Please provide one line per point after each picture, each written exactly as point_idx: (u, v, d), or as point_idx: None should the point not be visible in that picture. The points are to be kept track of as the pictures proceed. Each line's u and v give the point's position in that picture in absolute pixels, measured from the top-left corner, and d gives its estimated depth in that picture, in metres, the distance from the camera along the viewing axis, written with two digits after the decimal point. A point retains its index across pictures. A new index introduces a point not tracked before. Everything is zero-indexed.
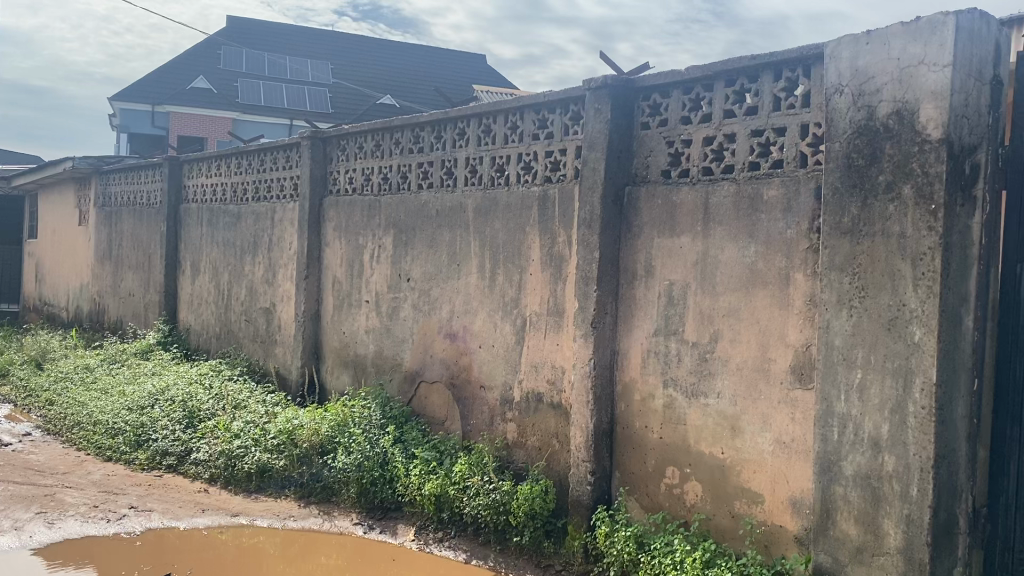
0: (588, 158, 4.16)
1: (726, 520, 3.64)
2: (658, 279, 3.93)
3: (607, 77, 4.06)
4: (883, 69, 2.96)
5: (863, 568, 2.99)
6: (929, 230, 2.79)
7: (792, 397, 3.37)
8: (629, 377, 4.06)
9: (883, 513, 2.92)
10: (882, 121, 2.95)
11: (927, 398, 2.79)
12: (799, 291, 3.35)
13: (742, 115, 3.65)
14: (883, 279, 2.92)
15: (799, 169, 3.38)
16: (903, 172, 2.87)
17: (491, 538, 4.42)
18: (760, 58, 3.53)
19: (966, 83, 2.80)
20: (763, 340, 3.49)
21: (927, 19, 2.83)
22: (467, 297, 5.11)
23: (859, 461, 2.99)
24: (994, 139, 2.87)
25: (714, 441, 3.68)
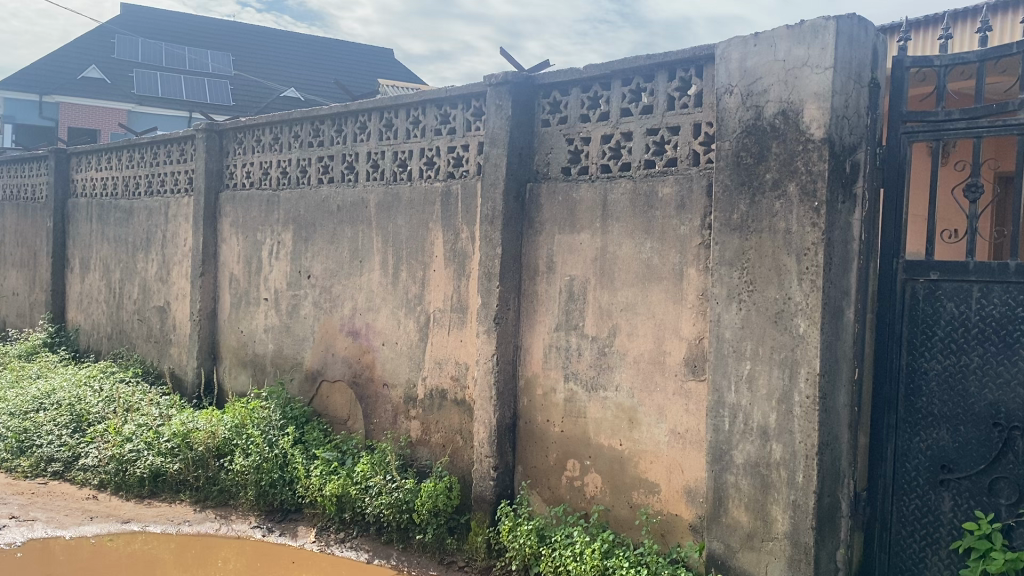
0: (489, 155, 4.15)
1: (625, 510, 3.71)
2: (559, 275, 3.97)
3: (507, 73, 4.07)
4: (770, 70, 3.06)
5: (754, 553, 3.09)
6: (812, 226, 2.90)
7: (686, 388, 3.46)
8: (531, 373, 4.09)
9: (771, 499, 3.03)
10: (769, 121, 3.05)
11: (811, 387, 2.90)
12: (692, 286, 3.44)
13: (638, 114, 3.72)
14: (770, 274, 3.03)
15: (692, 168, 3.47)
16: (788, 170, 2.98)
17: (394, 537, 4.38)
18: (655, 58, 3.59)
19: (847, 85, 2.92)
20: (659, 334, 3.56)
21: (810, 24, 2.94)
22: (369, 294, 5.05)
23: (749, 449, 3.10)
24: (873, 138, 3.00)
25: (613, 433, 3.75)
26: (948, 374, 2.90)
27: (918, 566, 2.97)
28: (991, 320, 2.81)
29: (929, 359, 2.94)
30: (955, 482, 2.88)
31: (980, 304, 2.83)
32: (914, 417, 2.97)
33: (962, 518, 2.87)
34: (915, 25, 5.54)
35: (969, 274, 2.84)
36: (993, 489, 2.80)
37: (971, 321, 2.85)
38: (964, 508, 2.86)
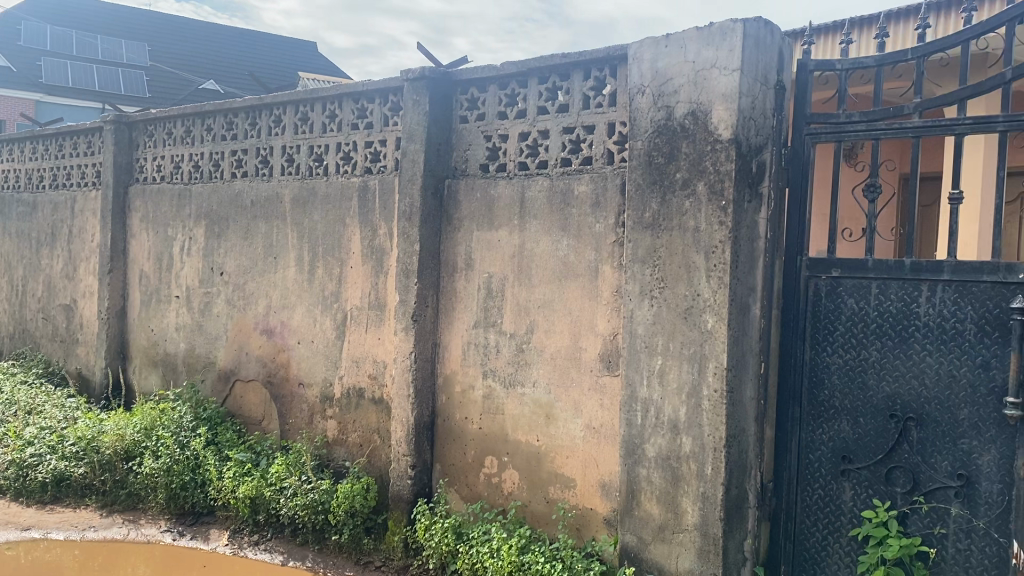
0: (406, 150, 4.10)
1: (541, 505, 3.73)
2: (477, 272, 3.96)
3: (424, 68, 4.02)
4: (680, 71, 3.12)
5: (665, 545, 3.15)
6: (720, 225, 2.97)
7: (601, 384, 3.50)
8: (449, 370, 4.07)
9: (682, 491, 3.09)
10: (680, 121, 3.10)
11: (719, 381, 2.97)
12: (606, 283, 3.48)
13: (554, 112, 3.73)
14: (680, 271, 3.08)
15: (606, 166, 3.51)
16: (697, 170, 3.04)
17: (309, 538, 4.31)
18: (571, 57, 3.61)
19: (753, 87, 2.99)
20: (575, 330, 3.59)
21: (718, 26, 3.01)
22: (285, 292, 4.95)
23: (660, 443, 3.15)
24: (779, 138, 3.09)
25: (530, 429, 3.76)
26: (848, 367, 3.00)
27: (821, 554, 3.06)
28: (888, 316, 2.91)
29: (831, 354, 3.04)
30: (855, 471, 2.98)
31: (878, 300, 2.93)
32: (817, 410, 3.06)
33: (861, 506, 2.97)
34: (818, 30, 5.71)
35: (868, 270, 2.95)
36: (890, 478, 2.90)
37: (869, 317, 2.95)
38: (863, 497, 2.96)
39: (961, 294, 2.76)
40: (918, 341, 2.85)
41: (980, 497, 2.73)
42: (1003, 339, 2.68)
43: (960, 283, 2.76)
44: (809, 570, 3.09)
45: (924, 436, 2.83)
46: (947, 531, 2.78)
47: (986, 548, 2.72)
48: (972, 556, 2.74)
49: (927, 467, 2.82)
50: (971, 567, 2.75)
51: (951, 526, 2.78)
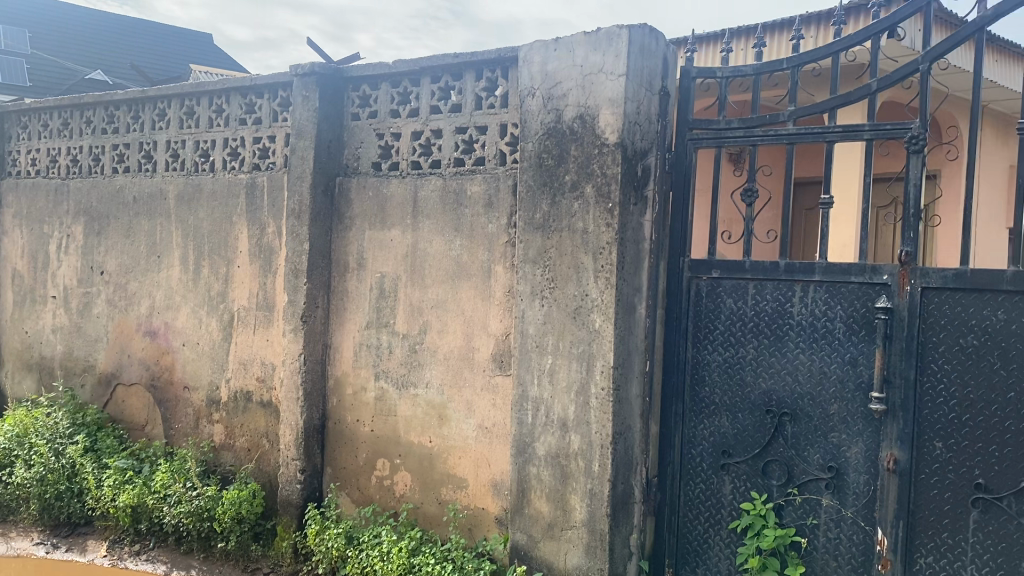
0: (295, 147, 4.01)
1: (433, 507, 3.72)
2: (369, 271, 3.90)
3: (314, 64, 3.94)
4: (569, 74, 3.16)
5: (554, 542, 3.18)
6: (607, 226, 3.03)
7: (494, 383, 3.51)
8: (340, 372, 4.00)
9: (570, 488, 3.13)
10: (568, 124, 3.15)
11: (606, 379, 3.03)
12: (499, 283, 3.49)
13: (446, 112, 3.70)
14: (569, 271, 3.13)
15: (499, 167, 3.50)
16: (585, 172, 3.09)
17: (194, 546, 4.17)
18: (462, 57, 3.60)
19: (639, 92, 3.06)
20: (468, 330, 3.58)
21: (605, 32, 3.06)
22: (169, 292, 4.77)
23: (550, 441, 3.19)
24: (663, 143, 3.18)
25: (422, 431, 3.74)
26: (728, 365, 3.10)
27: (703, 546, 3.16)
28: (764, 315, 3.03)
29: (712, 352, 3.14)
30: (734, 465, 3.08)
31: (756, 300, 3.05)
32: (698, 406, 3.16)
33: (740, 499, 3.07)
34: (700, 39, 5.90)
35: (745, 271, 3.05)
36: (767, 471, 3.01)
37: (747, 316, 3.06)
38: (742, 490, 3.07)
39: (831, 295, 2.89)
40: (792, 340, 2.97)
41: (848, 487, 2.85)
42: (868, 337, 2.81)
43: (830, 283, 2.89)
44: (691, 562, 3.18)
45: (798, 430, 2.95)
46: (818, 521, 2.91)
47: (853, 536, 2.85)
48: (841, 544, 2.87)
49: (801, 460, 2.94)
50: (840, 555, 2.88)
51: (822, 516, 2.90)
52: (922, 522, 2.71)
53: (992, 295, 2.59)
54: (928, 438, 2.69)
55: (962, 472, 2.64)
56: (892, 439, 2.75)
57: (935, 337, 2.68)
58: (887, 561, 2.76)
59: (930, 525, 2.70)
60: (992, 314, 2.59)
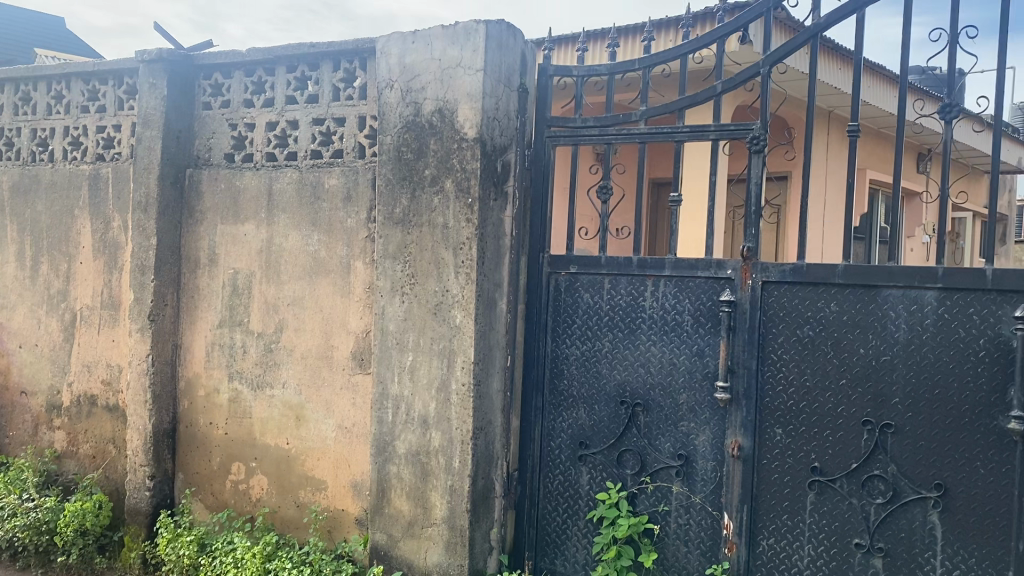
0: (141, 136, 3.80)
1: (292, 510, 3.61)
2: (222, 268, 3.75)
3: (162, 50, 3.74)
4: (427, 68, 3.12)
5: (414, 541, 3.15)
6: (467, 222, 3.01)
7: (353, 382, 3.44)
8: (192, 373, 3.83)
9: (430, 486, 3.11)
10: (427, 118, 3.10)
11: (466, 375, 3.02)
12: (358, 279, 3.41)
13: (303, 103, 3.60)
14: (429, 267, 3.09)
15: (357, 160, 3.43)
16: (444, 167, 3.06)
17: (31, 562, 3.90)
18: (318, 47, 3.51)
19: (496, 88, 3.06)
20: (326, 328, 3.49)
21: (462, 26, 3.05)
22: (2, 290, 4.44)
23: (410, 439, 3.15)
24: (522, 139, 3.19)
25: (279, 432, 3.63)
26: (585, 358, 3.16)
27: (561, 538, 3.19)
28: (618, 309, 3.10)
29: (569, 345, 3.19)
30: (591, 456, 3.14)
31: (611, 294, 3.11)
32: (557, 399, 3.21)
33: (596, 489, 3.13)
34: (558, 41, 6.01)
35: (601, 266, 3.11)
36: (621, 461, 3.09)
37: (603, 310, 3.13)
38: (598, 480, 3.13)
39: (680, 289, 2.98)
40: (644, 333, 3.05)
41: (697, 474, 2.95)
42: (714, 329, 2.91)
43: (679, 278, 2.98)
44: (550, 554, 3.21)
45: (650, 420, 3.04)
46: (669, 508, 3.00)
47: (702, 521, 2.94)
48: (690, 529, 2.96)
49: (653, 449, 3.03)
50: (689, 540, 2.97)
51: (673, 503, 2.99)
52: (764, 506, 2.83)
53: (825, 288, 2.73)
54: (769, 424, 2.82)
55: (800, 455, 2.77)
56: (737, 426, 2.87)
57: (776, 328, 2.81)
58: (732, 544, 2.87)
59: (772, 507, 2.82)
60: (826, 306, 2.73)
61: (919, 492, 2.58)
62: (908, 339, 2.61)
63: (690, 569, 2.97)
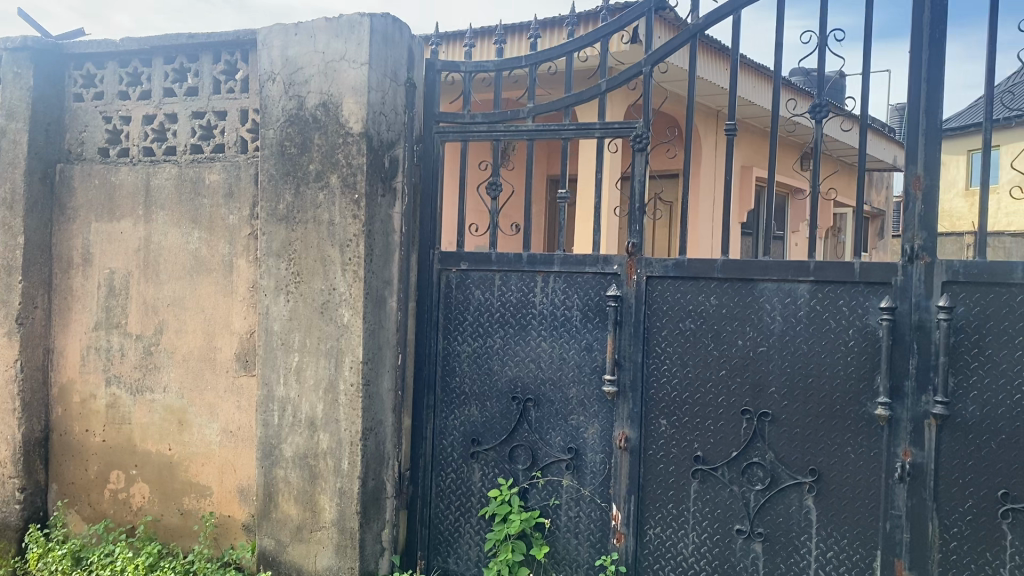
0: (5, 129, 3.57)
1: (175, 518, 3.47)
2: (97, 267, 3.57)
3: (27, 37, 3.53)
4: (310, 61, 3.05)
5: (303, 545, 3.07)
6: (353, 218, 2.95)
7: (238, 384, 3.33)
8: (65, 378, 3.64)
9: (319, 489, 3.04)
10: (311, 111, 3.03)
11: (355, 375, 2.97)
12: (241, 278, 3.31)
13: (181, 95, 3.46)
14: (315, 265, 3.02)
15: (240, 154, 3.32)
16: (329, 162, 2.99)
17: None
18: (197, 38, 3.38)
19: (383, 82, 3.01)
20: (209, 329, 3.38)
21: (346, 19, 2.99)
22: None
23: (297, 441, 3.07)
24: (410, 135, 3.15)
25: (160, 438, 3.48)
26: (476, 355, 3.15)
27: (454, 536, 3.18)
28: (509, 305, 3.10)
29: (461, 343, 3.18)
30: (483, 453, 3.14)
31: (501, 291, 3.11)
32: (449, 397, 3.19)
33: (488, 485, 3.13)
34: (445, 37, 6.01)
35: (491, 263, 3.11)
36: (513, 456, 3.09)
37: (493, 306, 3.13)
38: (490, 477, 3.13)
39: (569, 285, 3.01)
40: (534, 329, 3.07)
41: (586, 467, 2.98)
42: (602, 323, 2.95)
43: (568, 273, 3.01)
44: (442, 552, 3.19)
45: (540, 415, 3.06)
46: (560, 501, 3.02)
47: (591, 513, 2.98)
48: (580, 521, 3.00)
49: (543, 444, 3.05)
50: (579, 532, 3.00)
51: (563, 497, 3.02)
52: (651, 496, 2.89)
53: (706, 282, 2.81)
54: (654, 416, 2.88)
55: (685, 445, 2.84)
56: (624, 418, 2.91)
57: (661, 322, 2.87)
58: (621, 534, 2.92)
59: (658, 497, 2.88)
60: (707, 300, 2.81)
61: (795, 477, 2.68)
62: (783, 330, 2.71)
63: (580, 561, 3.00)
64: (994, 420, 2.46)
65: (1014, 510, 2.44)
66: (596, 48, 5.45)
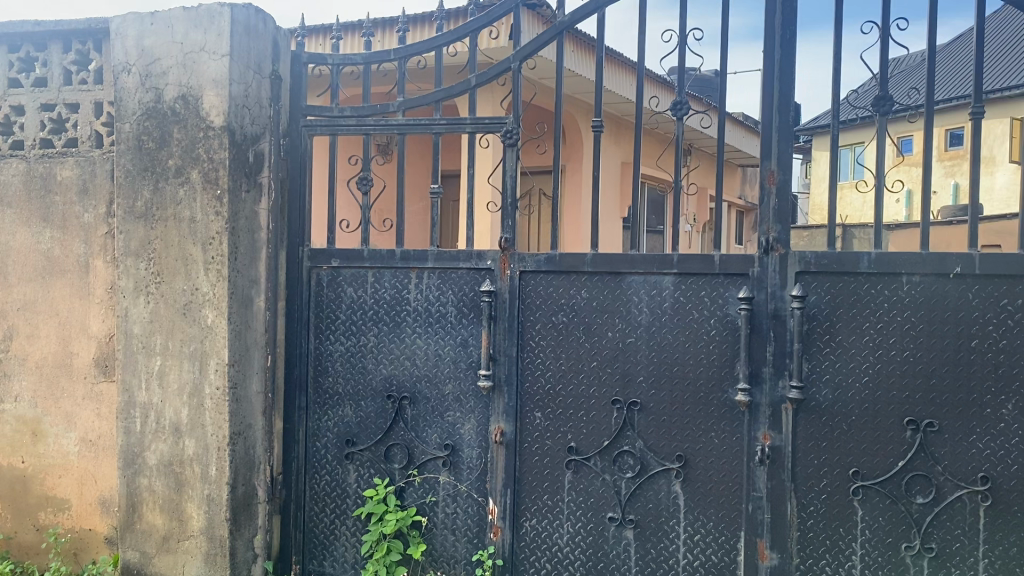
0: None
1: (30, 535, 3.28)
2: None
3: None
4: (167, 51, 2.92)
5: (169, 556, 2.95)
6: (216, 215, 2.85)
7: (96, 391, 3.16)
8: None
9: (185, 497, 2.92)
10: (169, 104, 2.91)
11: (221, 378, 2.87)
12: (98, 279, 3.14)
13: (29, 86, 3.26)
14: (176, 264, 2.90)
15: (94, 149, 3.14)
16: (189, 157, 2.88)
17: None
18: (45, 25, 3.19)
19: (245, 74, 2.92)
20: (63, 333, 3.19)
21: (205, 8, 2.88)
22: None
23: (161, 449, 2.94)
24: (276, 128, 3.07)
25: (12, 451, 3.28)
26: (349, 354, 3.10)
27: (330, 539, 3.12)
28: (382, 303, 3.07)
29: (333, 342, 3.12)
30: (358, 454, 3.09)
31: (374, 288, 3.07)
32: (322, 398, 3.13)
33: (364, 486, 3.09)
34: (310, 31, 5.95)
35: (363, 259, 3.06)
36: (388, 456, 3.06)
37: (366, 304, 3.08)
38: (366, 477, 3.09)
39: (443, 281, 2.99)
40: (409, 325, 3.04)
41: (462, 463, 2.98)
42: (476, 319, 2.95)
43: (442, 269, 2.99)
44: (318, 556, 3.13)
45: (416, 413, 3.03)
46: (436, 499, 3.00)
47: (468, 509, 2.98)
48: (458, 518, 2.99)
49: (419, 441, 3.02)
50: (457, 528, 2.99)
51: (440, 493, 3.00)
52: (527, 488, 2.91)
53: (577, 276, 2.85)
54: (530, 409, 2.90)
55: (559, 437, 2.88)
56: (500, 412, 2.92)
57: (534, 316, 2.90)
58: (497, 528, 2.93)
59: (534, 489, 2.91)
60: (579, 293, 2.85)
61: (663, 464, 2.76)
62: (650, 321, 2.78)
63: (457, 557, 2.99)
64: (845, 402, 2.60)
65: (864, 487, 2.58)
66: (465, 43, 5.48)
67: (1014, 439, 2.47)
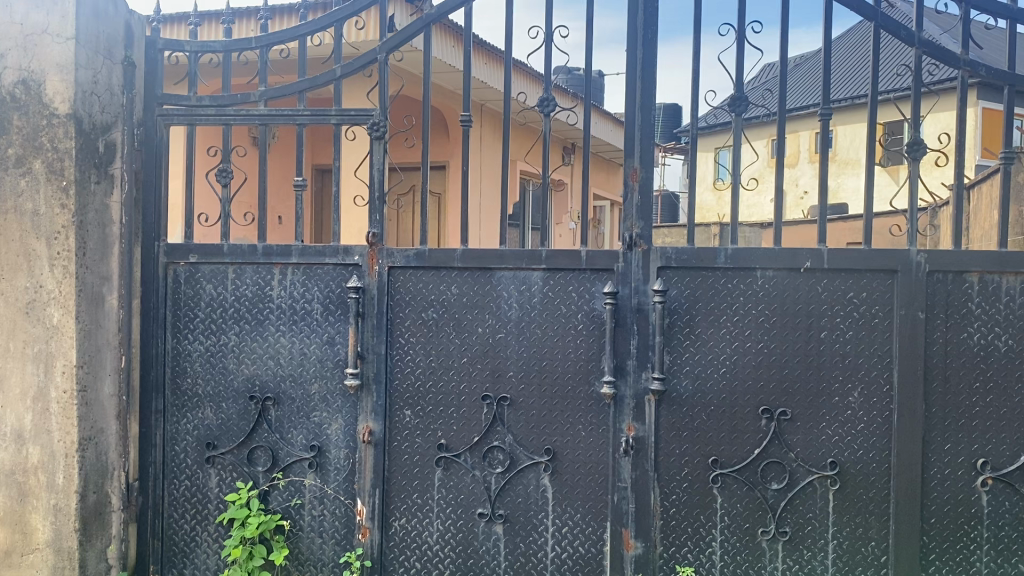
0: None
1: None
2: None
3: None
4: (6, 32, 2.71)
5: (12, 572, 2.75)
6: (62, 208, 2.69)
7: None
8: None
9: (29, 508, 2.73)
10: (8, 89, 2.71)
11: (68, 381, 2.71)
12: None
13: None
14: (17, 260, 2.71)
15: None
16: (31, 145, 2.70)
17: None
18: None
19: (93, 60, 2.76)
20: None
21: None
22: None
23: (2, 457, 2.75)
24: (129, 118, 2.92)
25: None
26: (210, 354, 2.99)
27: (190, 545, 3.00)
28: (244, 300, 2.97)
29: (193, 341, 3.00)
30: (220, 457, 2.99)
31: (236, 285, 2.97)
32: (181, 400, 3.01)
33: (226, 490, 2.99)
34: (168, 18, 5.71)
35: (223, 255, 2.95)
36: (252, 459, 2.97)
37: (227, 301, 2.98)
38: (228, 481, 2.99)
39: (308, 277, 2.92)
40: (272, 324, 2.95)
41: (329, 464, 2.91)
42: (344, 316, 2.89)
43: (307, 265, 2.91)
44: (178, 564, 3.00)
45: (281, 414, 2.94)
46: (302, 501, 2.93)
47: (335, 510, 2.91)
48: (325, 520, 2.92)
49: (285, 443, 2.94)
50: (324, 531, 2.92)
51: (305, 496, 2.93)
52: (396, 488, 2.87)
53: (446, 272, 2.83)
54: (398, 407, 2.86)
55: (427, 435, 2.85)
56: (368, 411, 2.87)
57: (402, 312, 2.86)
58: (366, 529, 2.87)
59: (403, 488, 2.87)
60: (448, 289, 2.83)
61: (532, 458, 2.77)
62: (518, 317, 2.79)
63: (324, 560, 2.92)
64: (705, 393, 2.68)
65: (723, 475, 2.67)
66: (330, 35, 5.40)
67: (860, 425, 2.60)
